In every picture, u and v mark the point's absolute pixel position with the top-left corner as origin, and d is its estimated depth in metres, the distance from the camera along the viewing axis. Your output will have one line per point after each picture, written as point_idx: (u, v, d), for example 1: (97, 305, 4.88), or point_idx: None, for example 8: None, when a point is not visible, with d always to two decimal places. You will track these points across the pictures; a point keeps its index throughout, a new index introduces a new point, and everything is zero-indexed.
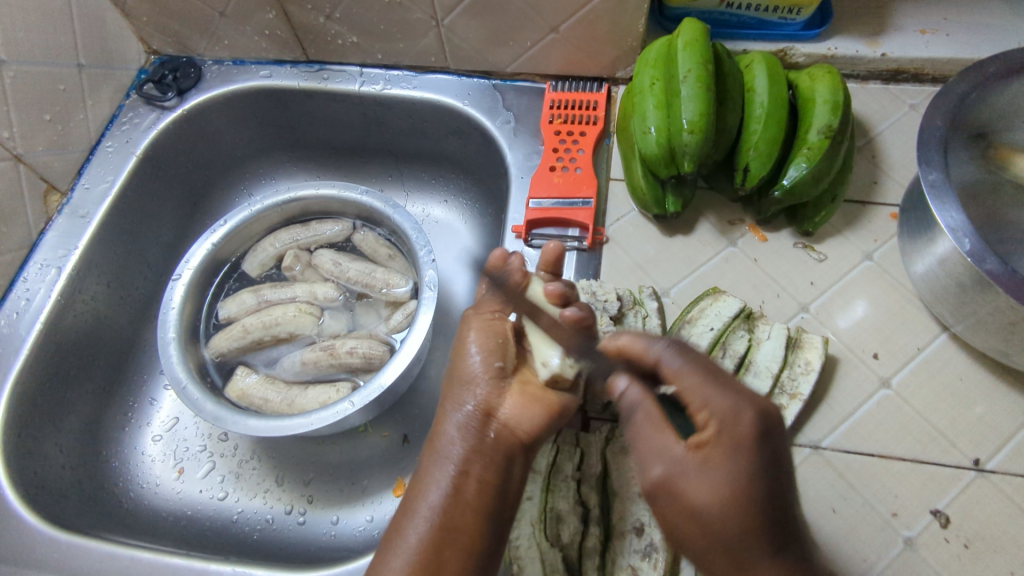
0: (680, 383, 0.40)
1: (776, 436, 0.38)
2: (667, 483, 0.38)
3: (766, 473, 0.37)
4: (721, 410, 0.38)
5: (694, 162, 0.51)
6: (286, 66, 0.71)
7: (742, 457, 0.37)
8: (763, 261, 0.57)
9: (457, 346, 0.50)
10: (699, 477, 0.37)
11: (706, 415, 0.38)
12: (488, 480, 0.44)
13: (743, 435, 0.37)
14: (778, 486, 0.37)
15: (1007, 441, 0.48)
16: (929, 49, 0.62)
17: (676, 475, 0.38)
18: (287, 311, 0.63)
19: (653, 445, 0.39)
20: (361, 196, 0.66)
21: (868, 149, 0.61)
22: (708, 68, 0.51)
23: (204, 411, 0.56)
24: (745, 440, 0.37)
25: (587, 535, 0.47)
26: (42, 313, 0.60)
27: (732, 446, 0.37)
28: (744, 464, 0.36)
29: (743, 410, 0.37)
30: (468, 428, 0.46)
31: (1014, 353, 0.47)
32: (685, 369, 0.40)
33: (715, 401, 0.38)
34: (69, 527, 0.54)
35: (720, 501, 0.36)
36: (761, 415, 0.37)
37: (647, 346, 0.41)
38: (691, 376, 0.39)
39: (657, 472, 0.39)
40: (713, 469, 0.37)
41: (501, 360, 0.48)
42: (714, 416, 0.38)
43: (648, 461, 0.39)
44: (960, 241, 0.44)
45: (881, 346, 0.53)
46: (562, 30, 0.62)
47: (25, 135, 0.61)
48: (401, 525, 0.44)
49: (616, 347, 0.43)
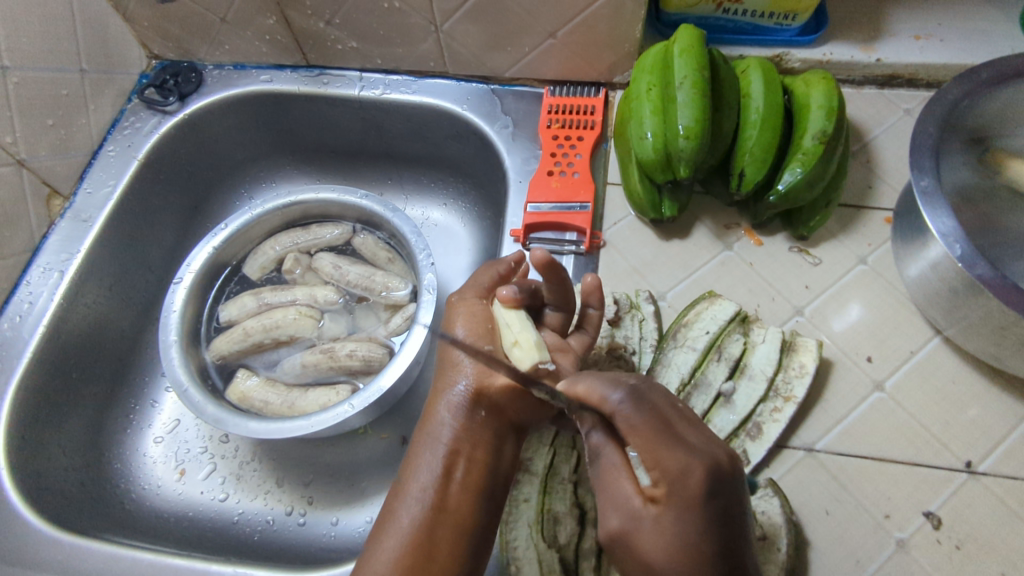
0: (632, 441, 0.35)
1: (732, 488, 0.35)
2: (621, 535, 0.37)
3: (714, 532, 0.34)
4: (671, 470, 0.34)
5: (689, 167, 0.51)
6: (286, 70, 0.72)
7: (687, 517, 0.34)
8: (758, 265, 0.58)
9: (444, 325, 0.48)
10: (651, 534, 0.35)
11: (657, 474, 0.35)
12: (477, 458, 0.45)
13: (691, 495, 0.34)
14: (733, 538, 0.34)
15: (999, 443, 0.49)
16: (923, 54, 0.62)
17: (628, 536, 0.36)
18: (287, 315, 0.63)
19: (612, 497, 0.37)
20: (361, 200, 0.67)
21: (863, 154, 0.61)
22: (703, 74, 0.52)
23: (205, 413, 0.56)
24: (694, 499, 0.34)
25: (584, 536, 0.47)
26: (45, 316, 0.60)
27: (682, 504, 0.34)
28: (687, 524, 0.34)
29: (692, 468, 0.34)
30: (459, 410, 0.46)
31: (1004, 357, 0.47)
32: (637, 426, 0.35)
33: (666, 460, 0.34)
34: (71, 528, 0.54)
35: (667, 554, 0.34)
36: (712, 473, 0.34)
37: (604, 394, 0.36)
38: (637, 435, 0.35)
39: (614, 523, 0.37)
40: (664, 525, 0.34)
41: (490, 342, 0.45)
42: (665, 476, 0.35)
43: (604, 514, 0.38)
44: (952, 246, 0.44)
45: (875, 349, 0.53)
46: (560, 36, 0.62)
47: (28, 140, 0.61)
48: (394, 506, 0.44)
49: (573, 394, 0.37)
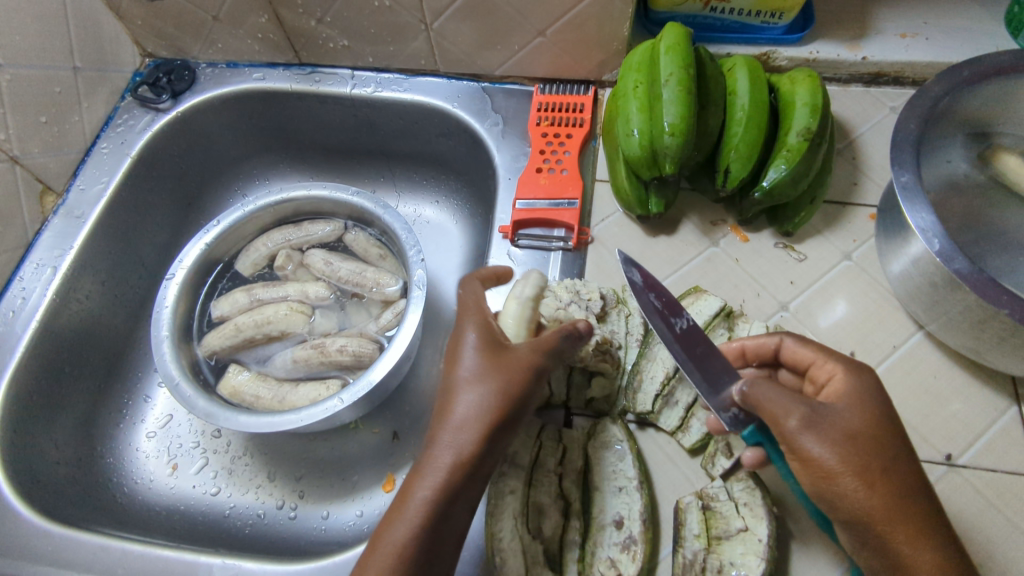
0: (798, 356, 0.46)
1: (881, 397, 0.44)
2: (813, 423, 0.39)
3: (891, 414, 0.41)
4: (841, 362, 0.43)
5: (675, 164, 0.52)
6: (278, 68, 0.73)
7: (867, 391, 0.42)
8: (744, 261, 0.58)
9: (456, 342, 0.47)
10: (839, 412, 0.40)
11: (828, 372, 0.44)
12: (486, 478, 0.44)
13: (860, 370, 0.43)
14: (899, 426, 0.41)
15: (978, 437, 0.49)
16: (908, 52, 0.63)
17: (819, 413, 0.40)
18: (279, 310, 0.64)
19: (780, 398, 0.40)
20: (352, 197, 0.67)
21: (848, 152, 0.62)
22: (689, 71, 0.53)
23: (197, 407, 0.57)
24: (872, 383, 0.42)
25: (568, 528, 0.48)
26: (38, 312, 0.61)
27: (859, 382, 0.42)
28: (867, 395, 0.41)
29: (858, 362, 0.44)
30: (482, 422, 0.43)
31: (983, 350, 0.48)
32: (804, 342, 0.46)
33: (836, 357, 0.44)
34: (62, 520, 0.55)
35: (858, 419, 0.40)
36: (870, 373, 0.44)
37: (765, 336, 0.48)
38: (809, 345, 0.46)
39: (803, 412, 0.40)
40: (851, 404, 0.41)
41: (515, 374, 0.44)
42: (835, 369, 0.43)
43: (783, 412, 0.40)
44: (931, 241, 0.45)
45: (858, 344, 0.54)
46: (549, 35, 0.63)
47: (22, 137, 0.62)
48: (398, 514, 0.42)
49: (737, 348, 0.49)
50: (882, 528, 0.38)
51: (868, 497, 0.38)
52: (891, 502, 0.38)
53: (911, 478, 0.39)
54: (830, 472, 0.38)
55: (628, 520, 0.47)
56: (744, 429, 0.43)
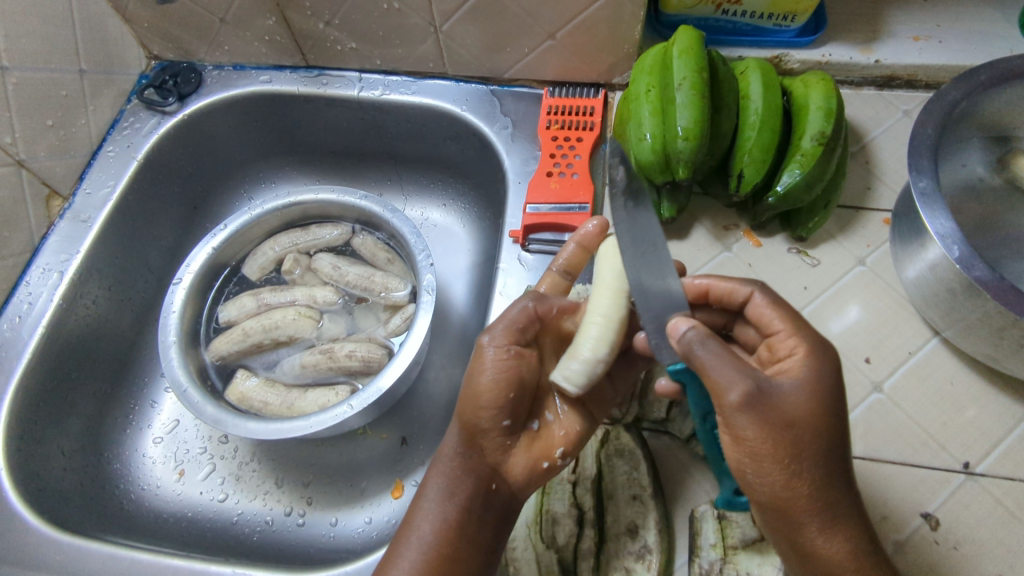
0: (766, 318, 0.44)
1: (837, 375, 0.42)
2: (758, 399, 0.37)
3: (839, 399, 0.40)
4: (806, 342, 0.41)
5: (688, 168, 0.51)
6: (285, 71, 0.72)
7: (825, 378, 0.40)
8: (757, 266, 0.58)
9: (468, 379, 0.47)
10: (786, 392, 0.38)
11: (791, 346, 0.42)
12: (489, 520, 0.46)
13: (826, 355, 0.41)
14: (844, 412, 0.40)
15: (996, 445, 0.49)
16: (921, 55, 0.63)
17: (763, 394, 0.38)
18: (287, 315, 0.63)
19: (726, 370, 0.38)
20: (360, 200, 0.67)
21: (862, 156, 0.61)
22: (702, 75, 0.52)
23: (205, 414, 0.56)
24: (831, 364, 0.40)
25: (582, 538, 0.47)
26: (44, 317, 0.60)
27: (820, 365, 0.40)
28: (822, 380, 0.39)
29: (823, 340, 0.42)
30: (470, 470, 0.46)
31: (1002, 358, 0.47)
32: (774, 306, 0.44)
33: (802, 331, 0.42)
34: (69, 529, 0.54)
35: (803, 406, 0.38)
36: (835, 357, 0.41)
37: (736, 285, 0.46)
38: (780, 312, 0.43)
39: (747, 389, 0.37)
40: (801, 386, 0.39)
41: (510, 418, 0.47)
42: (801, 344, 0.41)
43: (725, 386, 0.38)
44: (950, 248, 0.44)
45: (873, 351, 0.53)
46: (559, 37, 0.62)
47: (28, 140, 0.61)
48: (401, 547, 0.44)
49: (702, 288, 0.48)
50: (796, 513, 0.39)
51: (786, 481, 0.38)
52: (814, 488, 0.38)
53: (839, 465, 0.39)
54: (755, 450, 0.38)
55: (643, 529, 0.47)
56: (671, 363, 0.41)
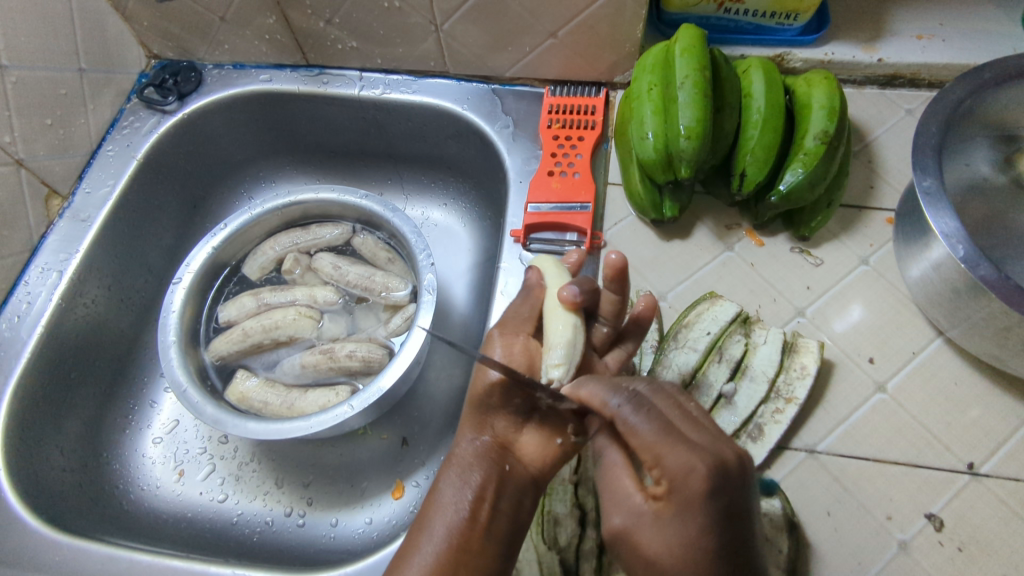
0: (633, 442, 0.36)
1: (738, 483, 0.34)
2: (623, 533, 0.37)
3: (721, 532, 0.33)
4: (674, 471, 0.34)
5: (691, 167, 0.51)
6: (286, 70, 0.72)
7: (690, 519, 0.33)
8: (760, 266, 0.58)
9: (478, 365, 0.49)
10: (650, 533, 0.35)
11: (659, 473, 0.35)
12: (505, 509, 0.44)
13: (694, 494, 0.33)
14: (738, 541, 0.34)
15: (1001, 445, 0.49)
16: (925, 54, 0.62)
17: (633, 529, 0.36)
18: (287, 315, 0.63)
19: (610, 499, 0.38)
20: (360, 200, 0.67)
21: (865, 155, 0.61)
22: (704, 73, 0.52)
23: (204, 414, 0.56)
24: (697, 500, 0.33)
25: (585, 538, 0.47)
26: (43, 316, 0.60)
27: (683, 502, 0.34)
28: (693, 518, 0.33)
29: (696, 465, 0.33)
30: (483, 455, 0.46)
31: (1007, 358, 0.47)
32: (643, 428, 0.35)
33: (668, 457, 0.34)
34: (69, 529, 0.54)
35: (670, 553, 0.34)
36: (717, 471, 0.33)
37: (601, 398, 0.38)
38: (643, 428, 0.35)
39: (618, 522, 0.37)
40: (666, 527, 0.34)
41: (523, 397, 0.47)
42: (667, 473, 0.34)
43: (609, 512, 0.38)
44: (955, 247, 0.44)
45: (877, 350, 0.53)
46: (561, 36, 0.62)
47: (27, 139, 0.61)
48: (418, 542, 0.43)
49: (577, 397, 0.39)
50: None
51: None
52: None
53: None
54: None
55: None
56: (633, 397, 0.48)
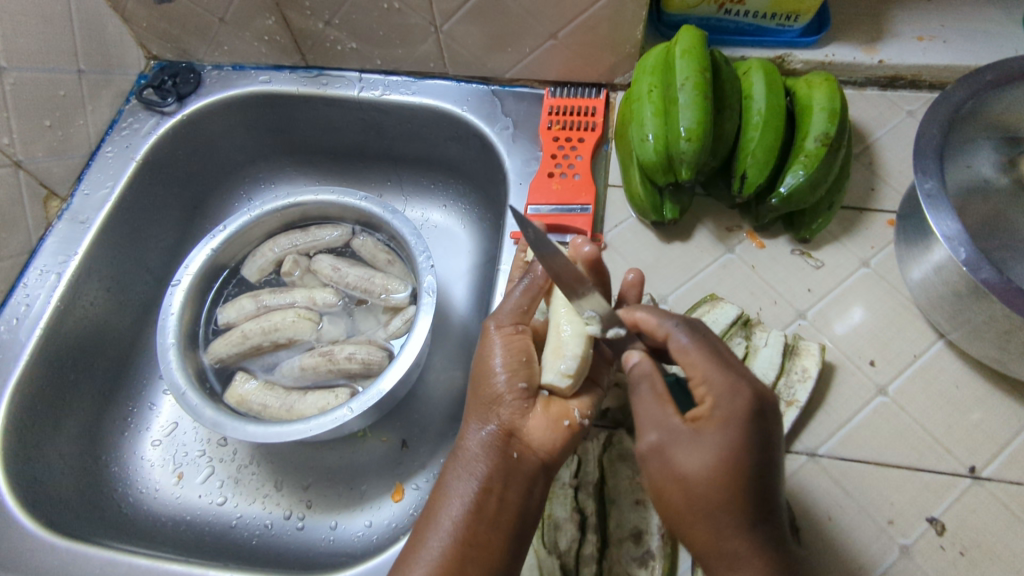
0: (684, 361, 0.40)
1: (771, 417, 0.38)
2: (658, 448, 0.39)
3: (757, 452, 0.37)
4: (721, 387, 0.38)
5: (691, 170, 0.51)
6: (285, 71, 0.72)
7: (735, 431, 0.37)
8: (760, 267, 0.57)
9: (479, 361, 0.48)
10: (689, 448, 0.38)
11: (705, 391, 0.39)
12: (512, 500, 0.44)
13: (739, 412, 0.37)
14: (767, 458, 0.37)
15: (1002, 449, 0.48)
16: (926, 56, 0.62)
17: (669, 440, 0.38)
18: (286, 317, 0.63)
19: (646, 413, 0.40)
20: (360, 202, 0.67)
21: (865, 156, 0.61)
22: (705, 75, 0.51)
23: (203, 417, 0.56)
24: (741, 416, 0.37)
25: (585, 543, 0.46)
26: (42, 318, 0.60)
27: (728, 420, 0.37)
28: (739, 436, 0.37)
29: (742, 387, 0.38)
30: (490, 446, 0.45)
31: (1008, 361, 0.47)
32: (692, 345, 0.40)
33: (717, 376, 0.38)
34: (67, 533, 0.54)
35: (709, 466, 0.37)
36: (759, 397, 0.38)
37: (659, 322, 0.42)
38: (697, 351, 0.39)
39: (652, 437, 0.39)
40: (708, 438, 0.37)
41: (526, 380, 0.46)
42: (713, 392, 0.38)
43: (643, 426, 0.40)
44: (956, 250, 0.44)
45: (878, 353, 0.53)
46: (561, 37, 0.62)
47: (25, 141, 0.61)
48: (424, 536, 0.43)
49: (631, 321, 0.44)
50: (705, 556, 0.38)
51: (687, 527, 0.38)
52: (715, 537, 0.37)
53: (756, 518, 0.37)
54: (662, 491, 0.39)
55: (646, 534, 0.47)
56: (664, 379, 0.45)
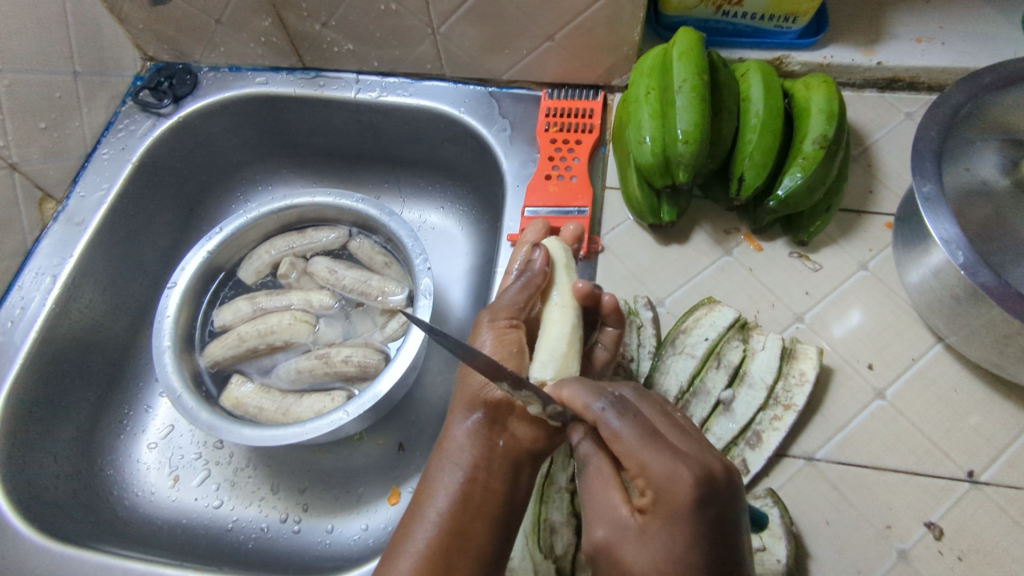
0: (617, 447, 0.36)
1: (722, 499, 0.35)
2: (605, 546, 0.37)
3: (705, 547, 0.34)
4: (659, 476, 0.34)
5: (689, 172, 0.51)
6: (282, 73, 0.71)
7: (679, 529, 0.34)
8: (758, 271, 0.57)
9: (468, 353, 0.48)
10: (635, 549, 0.35)
11: (643, 481, 0.35)
12: (496, 489, 0.44)
13: (678, 505, 0.34)
14: (721, 549, 0.34)
15: (1001, 453, 0.48)
16: (925, 57, 0.62)
17: (619, 538, 0.37)
18: (282, 319, 0.63)
19: (597, 507, 0.39)
20: (356, 204, 0.66)
21: (864, 158, 0.61)
22: (702, 77, 0.51)
23: (199, 420, 0.55)
24: (683, 509, 0.34)
25: (581, 547, 0.46)
26: (37, 321, 0.60)
27: (671, 514, 0.34)
28: (680, 535, 0.34)
29: (681, 471, 0.34)
30: (476, 435, 0.46)
31: (1007, 365, 0.47)
32: (625, 429, 0.36)
33: (655, 464, 0.34)
34: (62, 537, 0.54)
35: (655, 565, 0.34)
36: (703, 482, 0.34)
37: (584, 402, 0.38)
38: (628, 426, 0.36)
39: (599, 536, 0.38)
40: (651, 538, 0.35)
41: (515, 369, 0.47)
42: (653, 482, 0.35)
43: (592, 522, 0.38)
44: (954, 253, 0.44)
45: (876, 356, 0.53)
46: (558, 39, 0.62)
47: (20, 143, 0.61)
48: (410, 529, 0.43)
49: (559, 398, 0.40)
50: None
51: None
52: None
53: None
54: None
55: None
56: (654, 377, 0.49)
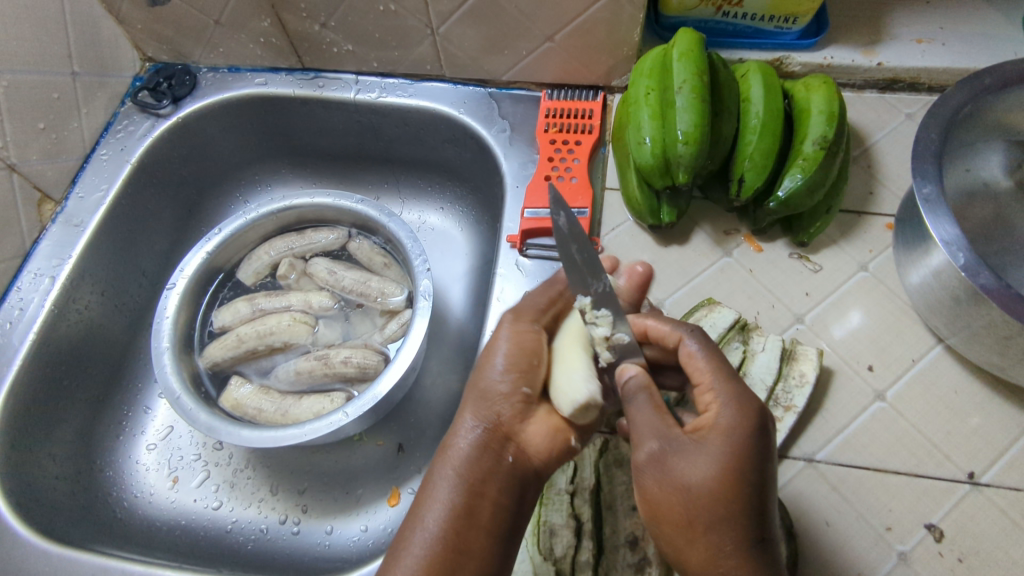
0: (692, 368, 0.40)
1: (773, 434, 0.38)
2: (657, 457, 0.38)
3: (759, 464, 0.36)
4: (726, 397, 0.37)
5: (689, 173, 0.50)
6: (281, 74, 0.71)
7: (737, 442, 0.36)
8: (758, 272, 0.57)
9: (484, 354, 0.47)
10: (691, 454, 0.37)
11: (709, 400, 0.38)
12: (501, 504, 0.42)
13: (744, 421, 0.36)
14: (768, 475, 0.36)
15: (1001, 454, 0.48)
16: (925, 58, 0.62)
17: (672, 447, 0.37)
18: (281, 321, 0.62)
19: (644, 421, 0.39)
20: (356, 204, 0.66)
21: (864, 159, 0.61)
22: (702, 78, 0.51)
23: (198, 422, 0.55)
24: (744, 428, 0.36)
25: (581, 549, 0.46)
26: (35, 323, 0.60)
27: (730, 431, 0.36)
28: (740, 424, 0.36)
29: (749, 401, 0.37)
30: (484, 446, 0.44)
31: (1008, 367, 0.46)
32: (701, 355, 0.40)
33: (723, 387, 0.38)
34: (60, 539, 0.53)
35: (708, 476, 0.35)
36: (762, 412, 0.37)
37: (669, 330, 0.43)
38: (706, 360, 0.40)
39: (651, 446, 0.38)
40: (708, 448, 0.36)
41: (530, 385, 0.45)
42: (717, 401, 0.38)
43: (642, 435, 0.39)
44: (955, 255, 0.44)
45: (876, 358, 0.53)
46: (557, 40, 0.61)
47: (19, 144, 0.61)
48: (406, 543, 0.41)
49: (642, 329, 0.45)
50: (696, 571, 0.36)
51: (681, 543, 0.37)
52: (711, 549, 0.35)
53: (761, 532, 0.35)
54: (662, 499, 0.37)
55: (643, 540, 0.47)
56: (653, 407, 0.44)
